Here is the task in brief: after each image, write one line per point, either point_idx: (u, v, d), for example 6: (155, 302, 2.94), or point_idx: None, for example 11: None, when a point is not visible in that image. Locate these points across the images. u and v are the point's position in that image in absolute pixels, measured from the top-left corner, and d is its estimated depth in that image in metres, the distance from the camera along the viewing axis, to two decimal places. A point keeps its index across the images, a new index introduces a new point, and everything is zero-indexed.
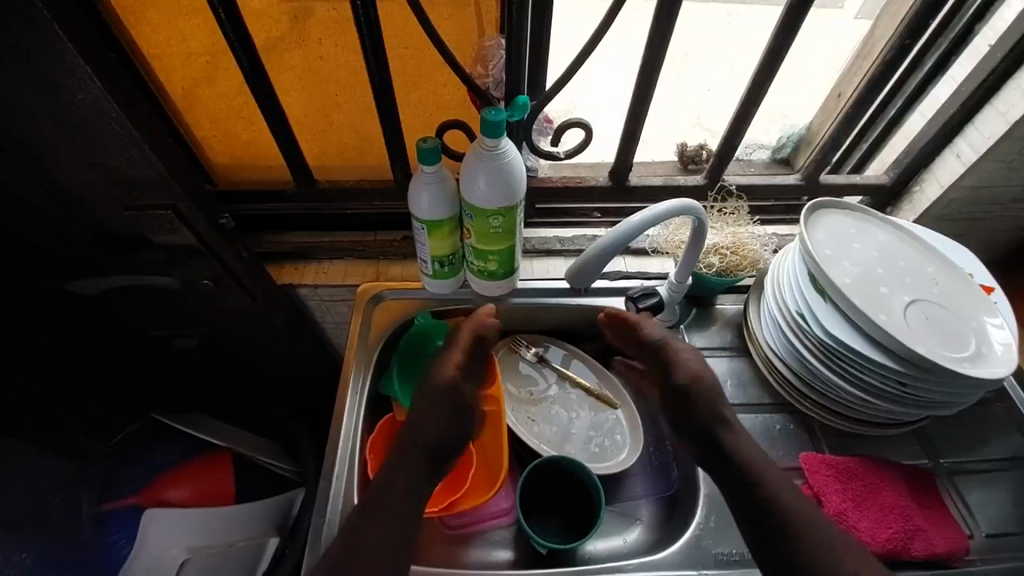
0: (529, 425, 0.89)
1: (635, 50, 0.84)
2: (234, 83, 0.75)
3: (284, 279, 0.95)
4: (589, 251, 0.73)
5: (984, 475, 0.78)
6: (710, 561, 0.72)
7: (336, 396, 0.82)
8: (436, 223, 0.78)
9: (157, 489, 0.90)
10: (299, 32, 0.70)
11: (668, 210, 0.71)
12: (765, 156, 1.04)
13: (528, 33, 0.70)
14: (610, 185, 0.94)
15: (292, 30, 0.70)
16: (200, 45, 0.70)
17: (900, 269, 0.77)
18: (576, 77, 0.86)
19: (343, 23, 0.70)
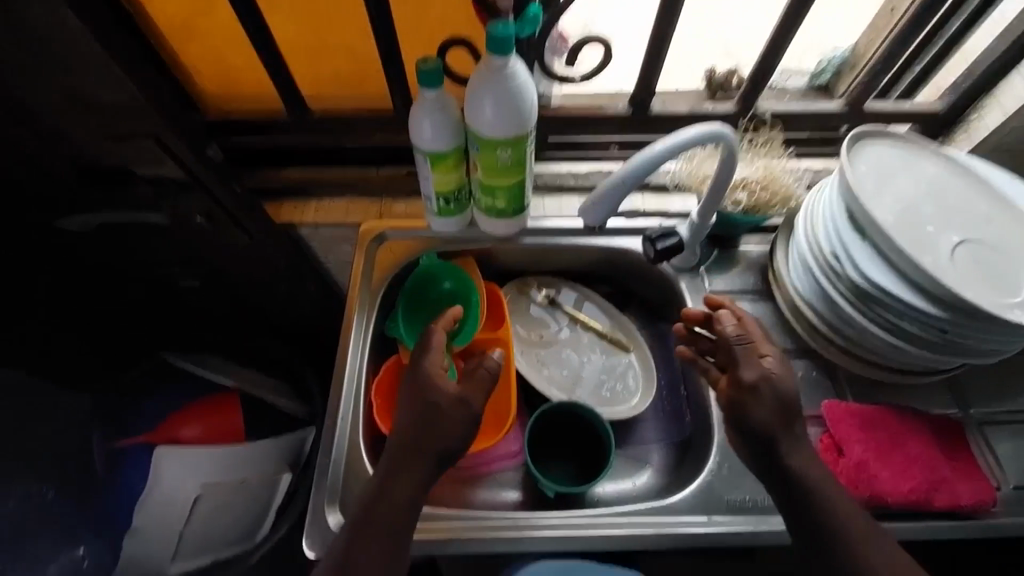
0: (538, 367, 0.87)
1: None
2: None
3: (283, 219, 0.90)
4: (600, 188, 0.66)
5: (1016, 427, 0.74)
6: (722, 509, 0.70)
7: (340, 336, 0.81)
8: (440, 155, 0.72)
9: (169, 427, 0.88)
10: None
11: (700, 136, 0.63)
12: (802, 83, 0.94)
13: None
14: (629, 114, 0.85)
15: None
16: None
17: (951, 206, 0.70)
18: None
19: None
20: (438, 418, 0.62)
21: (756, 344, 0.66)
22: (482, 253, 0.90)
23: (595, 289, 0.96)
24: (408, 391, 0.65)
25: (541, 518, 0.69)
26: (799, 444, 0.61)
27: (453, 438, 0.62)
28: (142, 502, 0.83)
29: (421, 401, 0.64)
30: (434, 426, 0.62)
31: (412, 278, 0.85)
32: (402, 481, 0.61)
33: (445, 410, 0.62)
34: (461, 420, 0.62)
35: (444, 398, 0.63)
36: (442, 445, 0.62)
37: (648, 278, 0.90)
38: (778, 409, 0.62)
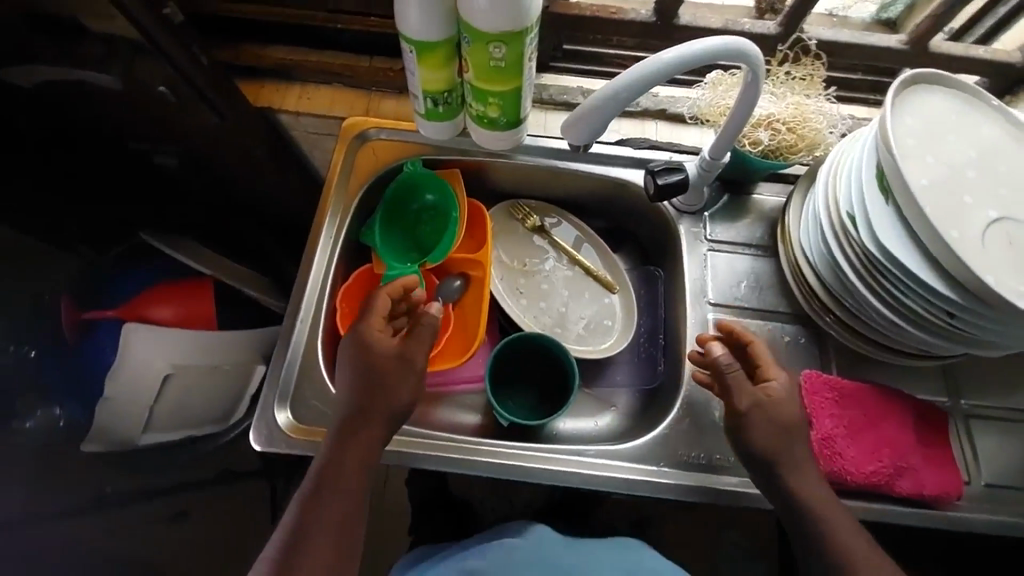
0: (515, 296, 0.83)
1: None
2: None
3: (260, 102, 0.86)
4: (585, 105, 0.54)
5: (1005, 423, 0.69)
6: (674, 462, 0.68)
7: (309, 236, 0.78)
8: (429, 46, 0.64)
9: (140, 305, 0.86)
10: None
11: (724, 49, 0.54)
12: (868, 13, 0.82)
13: None
14: (652, 22, 0.74)
15: None
16: None
17: (997, 175, 0.60)
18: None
19: None
20: (381, 375, 0.62)
21: (767, 368, 0.61)
22: (471, 168, 0.83)
23: (590, 221, 0.89)
24: (349, 355, 0.63)
25: (490, 446, 0.69)
26: (761, 415, 0.59)
27: (399, 395, 0.62)
28: (111, 373, 0.81)
29: (368, 364, 0.62)
30: (379, 385, 0.61)
31: (392, 184, 0.79)
32: (354, 444, 0.60)
33: (390, 365, 0.62)
34: (403, 377, 0.62)
35: (387, 357, 0.62)
36: (388, 403, 0.61)
37: (648, 216, 0.83)
38: (780, 434, 0.58)
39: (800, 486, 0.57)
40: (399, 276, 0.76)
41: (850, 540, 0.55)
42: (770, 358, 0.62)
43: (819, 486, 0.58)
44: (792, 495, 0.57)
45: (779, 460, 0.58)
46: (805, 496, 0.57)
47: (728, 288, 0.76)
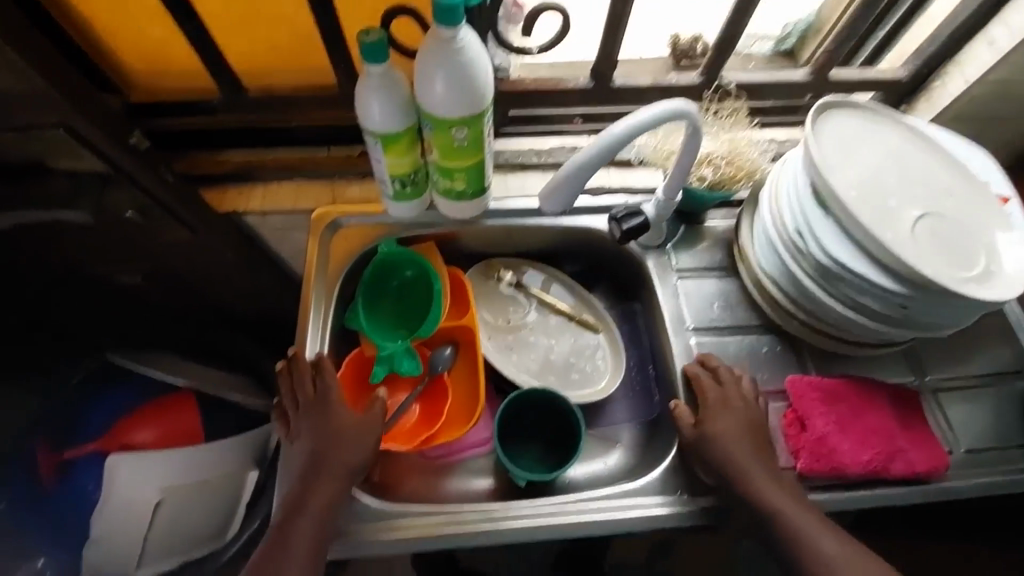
0: (506, 353, 0.85)
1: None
2: None
3: (226, 207, 0.85)
4: (563, 172, 0.60)
5: (968, 391, 0.76)
6: (691, 489, 0.71)
7: (295, 330, 0.78)
8: (392, 137, 0.67)
9: (121, 432, 0.84)
10: None
11: (664, 112, 0.60)
12: (768, 48, 0.93)
13: None
14: (591, 87, 0.81)
15: None
16: None
17: (913, 178, 0.68)
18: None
19: None
20: (337, 437, 0.66)
21: (701, 392, 0.71)
22: (444, 238, 0.86)
23: (563, 268, 0.93)
24: (306, 421, 0.68)
25: (512, 509, 0.69)
26: (703, 440, 0.67)
27: (355, 458, 0.65)
28: (97, 511, 0.79)
29: (326, 425, 0.66)
30: (337, 442, 0.66)
31: (370, 265, 0.81)
32: (315, 499, 0.63)
33: (347, 433, 0.66)
34: (357, 442, 0.66)
35: (344, 419, 0.67)
36: (346, 459, 0.65)
37: (616, 257, 0.88)
38: (722, 453, 0.66)
39: (769, 503, 0.63)
40: (392, 355, 0.76)
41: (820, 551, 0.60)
42: (711, 386, 0.71)
43: (789, 499, 0.63)
44: (768, 510, 0.63)
45: (726, 471, 0.65)
46: (776, 506, 0.63)
47: (703, 312, 0.81)
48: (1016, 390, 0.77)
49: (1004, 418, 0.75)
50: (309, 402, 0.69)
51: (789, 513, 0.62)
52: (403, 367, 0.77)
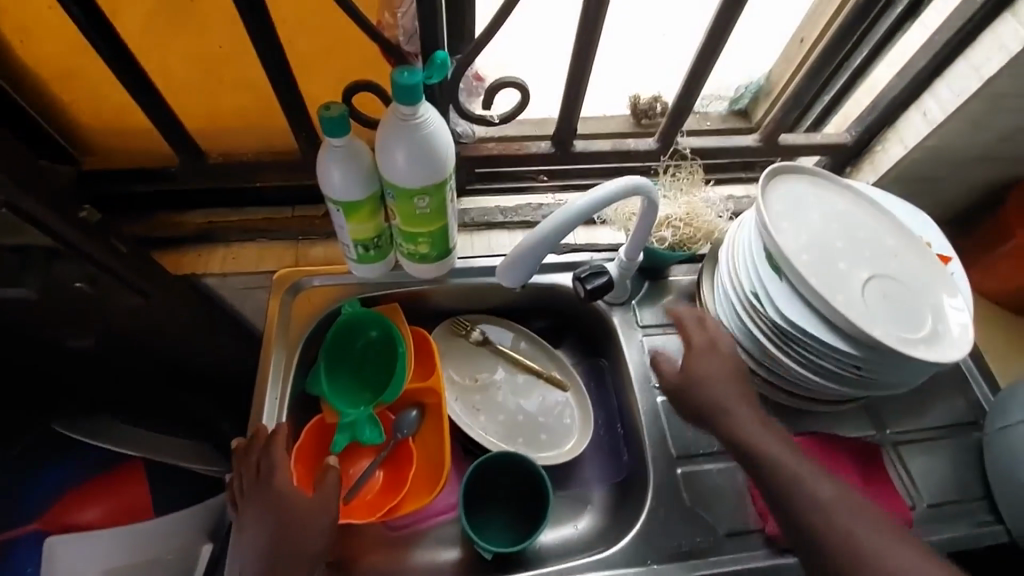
0: (474, 414, 0.84)
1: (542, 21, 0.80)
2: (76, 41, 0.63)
3: (182, 270, 0.83)
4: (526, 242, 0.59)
5: (926, 443, 0.78)
6: (660, 556, 0.70)
7: (252, 400, 0.75)
8: (353, 205, 0.67)
9: (64, 512, 0.79)
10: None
11: (616, 188, 0.62)
12: (723, 107, 0.97)
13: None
14: (553, 151, 0.83)
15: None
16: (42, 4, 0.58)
17: (861, 241, 0.71)
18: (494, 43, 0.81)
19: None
20: (290, 519, 0.62)
21: (685, 337, 0.70)
22: (410, 297, 0.86)
23: (530, 324, 0.93)
24: (251, 505, 0.64)
25: None
26: (688, 385, 0.67)
27: (311, 540, 0.62)
28: None
29: (278, 510, 0.63)
30: (289, 527, 0.62)
31: (332, 328, 0.79)
32: None
33: (300, 514, 0.62)
34: (309, 521, 0.62)
35: (297, 500, 0.63)
36: (300, 544, 0.61)
37: (583, 313, 0.88)
38: (707, 401, 0.66)
39: (766, 455, 0.61)
40: (354, 422, 0.75)
41: (821, 506, 0.57)
42: (695, 331, 0.70)
43: (787, 449, 0.61)
44: (767, 463, 0.61)
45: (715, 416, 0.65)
46: (772, 458, 0.60)
47: None
48: (971, 441, 0.79)
49: (960, 469, 0.77)
50: (255, 484, 0.65)
51: (788, 468, 0.59)
52: (365, 435, 0.75)
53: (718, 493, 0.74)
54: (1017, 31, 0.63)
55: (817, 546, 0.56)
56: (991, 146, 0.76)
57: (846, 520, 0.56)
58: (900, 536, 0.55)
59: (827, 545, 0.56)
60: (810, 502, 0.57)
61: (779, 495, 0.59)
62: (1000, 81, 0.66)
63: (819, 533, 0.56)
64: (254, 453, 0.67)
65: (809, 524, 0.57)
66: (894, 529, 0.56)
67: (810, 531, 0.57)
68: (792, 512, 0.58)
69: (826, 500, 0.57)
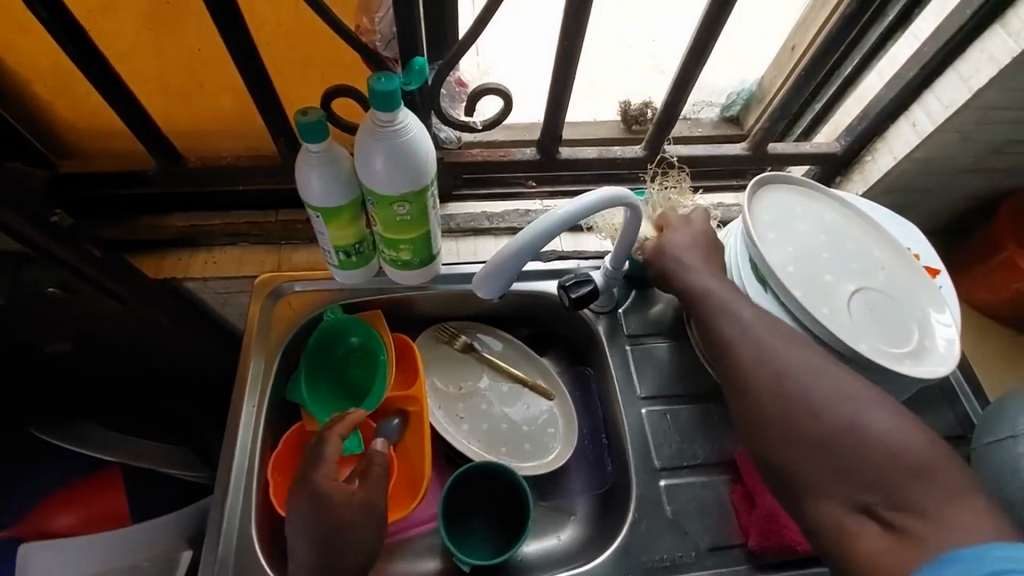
0: (457, 423, 0.83)
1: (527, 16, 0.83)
2: (47, 45, 0.62)
3: (163, 274, 0.82)
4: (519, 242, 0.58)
5: None
6: (640, 569, 0.69)
7: (230, 407, 0.74)
8: (332, 211, 0.66)
9: (39, 518, 0.77)
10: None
11: (598, 199, 0.61)
12: (714, 114, 0.94)
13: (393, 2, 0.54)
14: (538, 158, 0.82)
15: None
16: (11, 8, 0.58)
17: (848, 252, 0.70)
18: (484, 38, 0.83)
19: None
20: (342, 519, 0.61)
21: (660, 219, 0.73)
22: (393, 304, 0.84)
23: (515, 332, 0.92)
24: (300, 513, 0.62)
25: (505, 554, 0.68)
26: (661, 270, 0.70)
27: (363, 542, 0.61)
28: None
29: (328, 510, 0.61)
30: (340, 527, 0.61)
31: (312, 336, 0.78)
32: None
33: (350, 515, 0.62)
34: (363, 520, 0.62)
35: (346, 500, 0.62)
36: (354, 541, 0.61)
37: (569, 321, 0.87)
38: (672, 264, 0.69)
39: (723, 321, 0.62)
40: None
41: (772, 364, 0.58)
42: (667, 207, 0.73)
43: (750, 313, 0.62)
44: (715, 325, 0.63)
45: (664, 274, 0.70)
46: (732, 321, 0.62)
47: (653, 380, 0.80)
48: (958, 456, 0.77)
49: None
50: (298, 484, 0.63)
51: (746, 332, 0.61)
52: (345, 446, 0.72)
53: (700, 507, 0.73)
54: (1005, 43, 0.62)
55: (766, 407, 0.58)
56: (980, 157, 0.75)
57: (799, 375, 0.57)
58: (852, 386, 0.56)
59: (778, 406, 0.57)
60: (760, 362, 0.59)
61: (731, 357, 0.61)
62: (989, 93, 0.65)
63: (757, 382, 0.59)
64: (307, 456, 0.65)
65: (754, 386, 0.59)
66: (843, 379, 0.57)
67: (754, 383, 0.59)
68: (740, 372, 0.60)
69: (782, 359, 0.58)
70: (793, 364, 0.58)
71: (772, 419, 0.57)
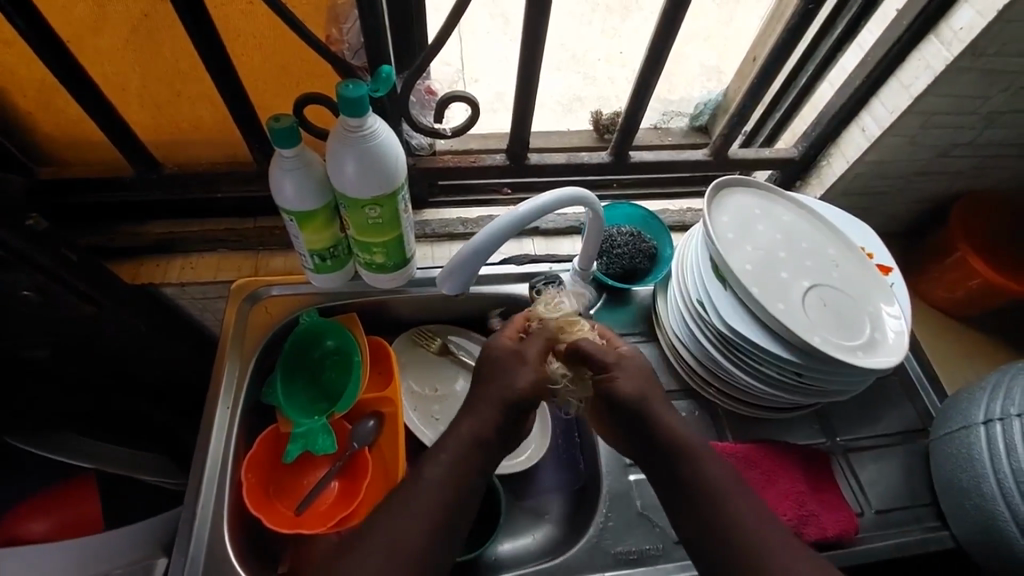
0: (432, 424, 0.84)
1: (505, 22, 0.84)
2: (25, 56, 0.64)
3: (141, 279, 0.84)
4: (475, 242, 0.61)
5: (879, 450, 0.80)
6: (610, 561, 0.71)
7: (204, 410, 0.75)
8: (306, 215, 0.68)
9: (14, 523, 0.76)
10: (104, 12, 0.60)
11: (561, 197, 0.64)
12: (683, 124, 0.97)
13: (361, 17, 0.57)
14: (508, 164, 0.85)
15: (94, 10, 0.60)
16: None
17: (803, 251, 0.73)
18: (456, 35, 0.84)
19: (154, 9, 0.61)
20: (496, 369, 0.65)
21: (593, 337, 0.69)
22: (369, 308, 0.86)
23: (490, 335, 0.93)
24: (492, 394, 0.64)
25: None
26: (645, 390, 0.64)
27: (518, 384, 0.64)
28: None
29: (499, 369, 0.65)
30: (499, 374, 0.65)
31: (288, 338, 0.79)
32: (469, 418, 0.63)
33: (505, 361, 0.66)
34: (521, 372, 0.65)
35: (503, 352, 0.66)
36: (510, 387, 0.64)
37: None
38: (641, 381, 0.65)
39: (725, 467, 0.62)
40: (307, 432, 0.74)
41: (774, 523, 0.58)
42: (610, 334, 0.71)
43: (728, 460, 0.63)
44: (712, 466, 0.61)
45: (631, 405, 0.63)
46: (679, 444, 0.62)
47: None
48: (920, 449, 0.80)
49: (913, 476, 0.78)
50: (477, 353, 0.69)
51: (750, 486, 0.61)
52: (318, 445, 0.74)
53: None
54: (940, 53, 0.66)
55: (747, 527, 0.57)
56: (928, 162, 0.79)
57: (756, 525, 0.58)
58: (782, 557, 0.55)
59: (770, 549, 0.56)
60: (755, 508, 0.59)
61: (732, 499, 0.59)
62: (928, 100, 0.69)
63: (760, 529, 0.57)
64: (502, 338, 0.68)
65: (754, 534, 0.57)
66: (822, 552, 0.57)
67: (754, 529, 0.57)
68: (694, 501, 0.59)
69: (745, 510, 0.59)
70: (752, 518, 0.58)
71: (723, 560, 0.57)
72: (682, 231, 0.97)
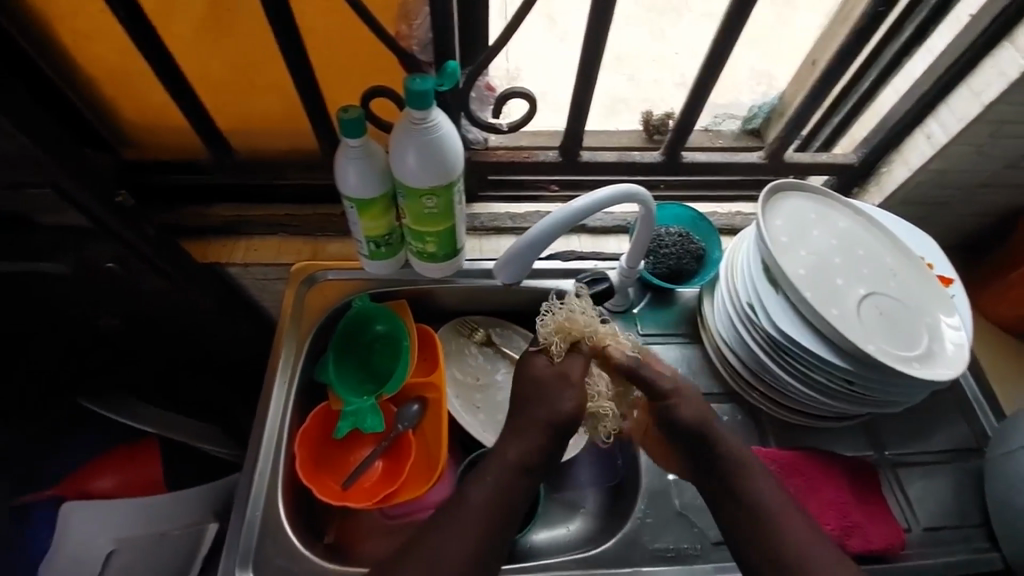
0: (473, 411, 0.86)
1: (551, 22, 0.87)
2: (122, 49, 0.69)
3: (208, 258, 0.89)
4: (530, 234, 0.63)
5: (928, 466, 0.77)
6: (646, 556, 0.71)
7: (263, 386, 0.79)
8: (366, 202, 0.71)
9: (84, 479, 0.83)
10: (194, 7, 0.65)
11: (615, 194, 0.64)
12: (736, 126, 0.95)
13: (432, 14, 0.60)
14: (560, 160, 0.86)
15: (186, 5, 0.64)
16: (88, 17, 0.65)
17: (859, 258, 0.71)
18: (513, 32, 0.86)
19: (240, 5, 0.65)
20: (540, 390, 0.64)
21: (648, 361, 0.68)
22: (417, 296, 0.88)
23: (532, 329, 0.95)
24: (535, 416, 0.63)
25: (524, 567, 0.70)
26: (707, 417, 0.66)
27: (562, 410, 0.63)
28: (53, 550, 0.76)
29: (538, 392, 0.64)
30: (539, 393, 0.64)
31: (341, 320, 0.83)
32: (513, 440, 0.63)
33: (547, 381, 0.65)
34: (565, 394, 0.64)
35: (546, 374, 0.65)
36: (556, 411, 0.63)
37: None
38: (699, 407, 0.66)
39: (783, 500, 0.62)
40: (356, 411, 0.77)
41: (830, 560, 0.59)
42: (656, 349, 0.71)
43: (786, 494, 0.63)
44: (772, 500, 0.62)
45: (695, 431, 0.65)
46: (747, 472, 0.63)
47: None
48: (973, 467, 0.77)
49: (963, 495, 0.75)
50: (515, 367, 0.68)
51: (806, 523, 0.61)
52: (366, 424, 0.77)
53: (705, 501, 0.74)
54: (1015, 59, 0.64)
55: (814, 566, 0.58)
56: (996, 172, 0.77)
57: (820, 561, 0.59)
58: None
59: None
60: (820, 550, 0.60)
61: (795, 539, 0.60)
62: (1001, 107, 0.67)
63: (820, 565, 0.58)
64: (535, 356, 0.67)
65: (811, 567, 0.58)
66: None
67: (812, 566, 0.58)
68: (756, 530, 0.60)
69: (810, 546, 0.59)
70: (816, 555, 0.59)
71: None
72: (730, 235, 0.96)
